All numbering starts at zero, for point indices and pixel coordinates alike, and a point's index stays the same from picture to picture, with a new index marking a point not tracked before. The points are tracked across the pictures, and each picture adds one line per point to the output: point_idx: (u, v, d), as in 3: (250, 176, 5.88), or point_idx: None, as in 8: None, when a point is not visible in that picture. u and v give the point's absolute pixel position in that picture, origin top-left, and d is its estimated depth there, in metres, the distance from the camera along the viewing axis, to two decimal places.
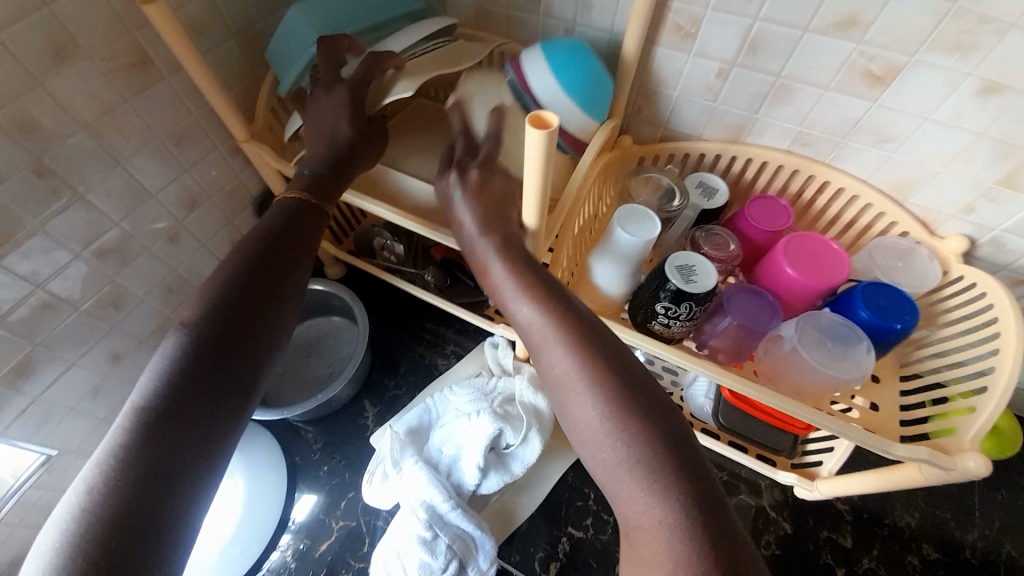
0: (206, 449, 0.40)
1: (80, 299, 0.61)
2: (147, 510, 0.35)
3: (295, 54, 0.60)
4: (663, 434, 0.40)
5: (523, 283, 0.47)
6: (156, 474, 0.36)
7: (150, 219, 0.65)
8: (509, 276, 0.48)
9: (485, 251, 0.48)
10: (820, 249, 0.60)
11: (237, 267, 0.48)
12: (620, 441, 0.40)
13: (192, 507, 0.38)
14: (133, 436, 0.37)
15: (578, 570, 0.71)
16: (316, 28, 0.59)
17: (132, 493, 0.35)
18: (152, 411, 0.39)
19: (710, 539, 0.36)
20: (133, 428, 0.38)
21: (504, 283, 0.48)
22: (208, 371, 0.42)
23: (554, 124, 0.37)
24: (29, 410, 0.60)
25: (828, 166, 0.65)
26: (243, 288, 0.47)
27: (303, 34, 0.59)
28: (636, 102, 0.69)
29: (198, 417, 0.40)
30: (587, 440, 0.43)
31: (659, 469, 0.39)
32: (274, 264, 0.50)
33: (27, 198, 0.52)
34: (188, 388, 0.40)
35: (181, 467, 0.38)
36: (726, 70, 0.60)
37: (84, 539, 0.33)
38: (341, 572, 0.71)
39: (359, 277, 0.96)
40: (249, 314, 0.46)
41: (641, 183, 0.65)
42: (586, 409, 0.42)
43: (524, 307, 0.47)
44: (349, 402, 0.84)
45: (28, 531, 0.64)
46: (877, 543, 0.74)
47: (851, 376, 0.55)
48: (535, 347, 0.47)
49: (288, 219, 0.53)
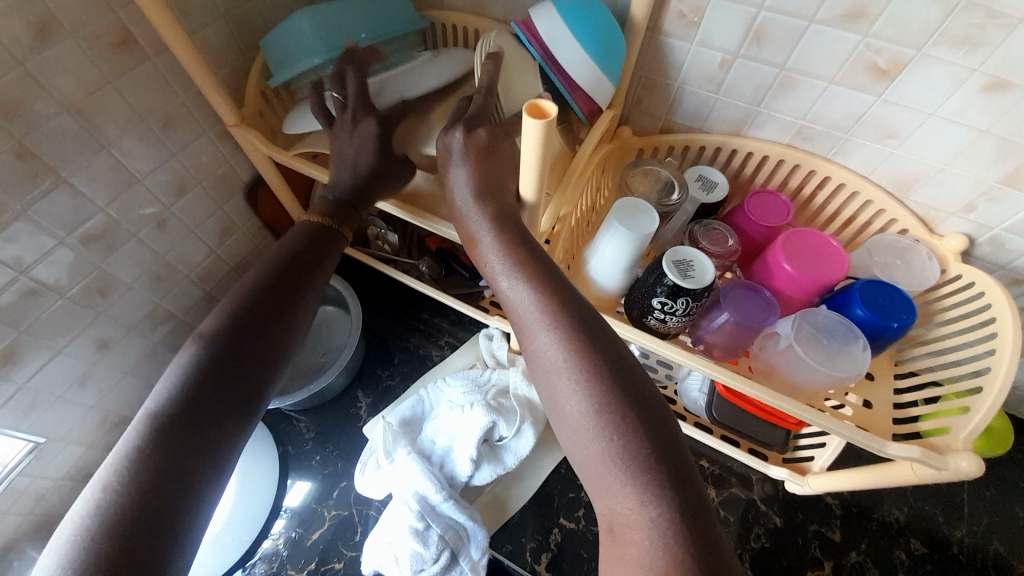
0: (219, 448, 0.41)
1: (65, 287, 0.59)
2: (161, 502, 0.36)
3: (298, 53, 0.58)
4: (651, 431, 0.41)
5: (517, 269, 0.46)
6: (166, 472, 0.37)
7: (138, 205, 0.63)
8: (506, 262, 0.46)
9: (480, 232, 0.47)
10: (819, 246, 0.59)
11: (257, 281, 0.50)
12: (607, 435, 0.40)
13: (200, 503, 0.38)
14: (149, 437, 0.39)
15: (569, 561, 0.71)
16: (320, 32, 0.57)
17: (145, 489, 0.36)
18: (168, 413, 0.40)
19: (690, 536, 0.37)
20: (151, 429, 0.39)
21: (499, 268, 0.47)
22: (226, 377, 0.44)
23: (552, 114, 0.36)
24: (14, 399, 0.59)
25: (830, 162, 0.64)
26: (261, 299, 0.49)
27: (305, 36, 0.57)
28: (637, 93, 0.68)
29: (212, 418, 0.42)
30: (573, 430, 0.42)
31: (644, 465, 0.39)
32: (293, 278, 0.52)
33: (7, 182, 0.50)
34: (205, 389, 0.42)
35: (189, 468, 0.39)
36: (729, 60, 0.59)
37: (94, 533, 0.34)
38: (333, 561, 0.71)
39: (353, 266, 0.95)
40: (264, 328, 0.48)
41: (640, 175, 0.64)
42: (573, 400, 0.42)
43: (519, 293, 0.46)
44: (341, 392, 0.83)
45: (15, 519, 0.63)
46: (865, 537, 0.75)
47: (845, 374, 0.54)
48: (524, 334, 0.46)
49: (313, 240, 0.55)
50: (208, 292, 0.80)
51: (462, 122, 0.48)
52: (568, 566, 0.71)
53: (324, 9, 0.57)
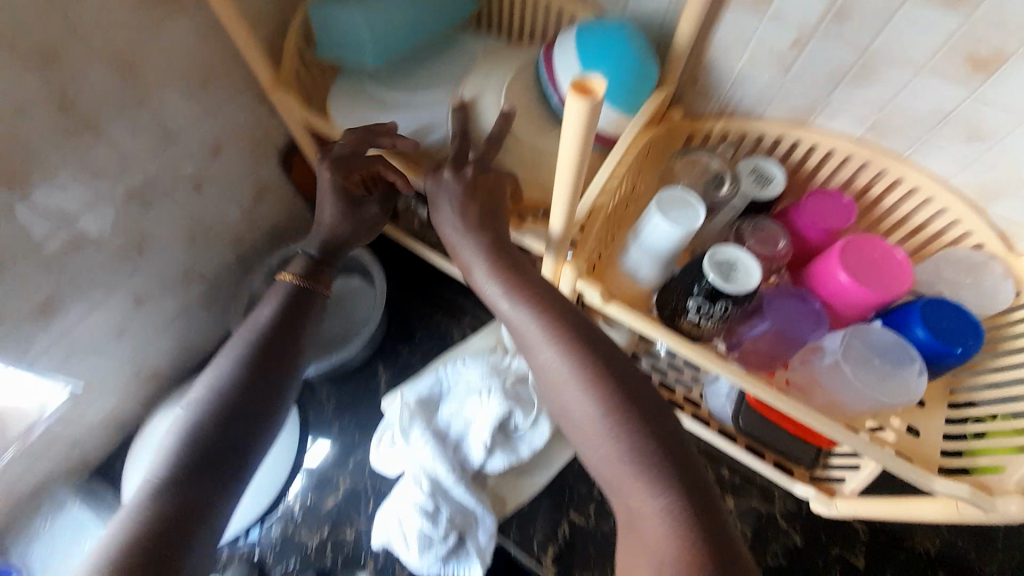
0: (233, 467, 0.47)
1: (103, 241, 0.60)
2: (192, 509, 0.43)
3: (350, 53, 0.60)
4: (650, 425, 0.42)
5: (505, 278, 0.49)
6: (190, 490, 0.43)
7: (174, 164, 0.63)
8: (492, 274, 0.49)
9: (469, 246, 0.50)
10: (881, 256, 0.54)
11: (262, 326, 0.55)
12: (608, 432, 0.42)
13: (220, 512, 0.45)
14: (174, 454, 0.45)
15: (575, 554, 0.71)
16: (373, 36, 0.58)
17: (176, 501, 0.42)
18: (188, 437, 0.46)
19: (702, 525, 0.39)
20: (175, 448, 0.45)
21: (487, 281, 0.49)
22: (237, 407, 0.49)
23: (600, 92, 0.33)
24: (55, 345, 0.61)
25: (904, 162, 0.57)
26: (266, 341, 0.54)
27: (359, 36, 0.59)
28: (693, 72, 0.62)
29: (227, 444, 0.47)
30: (578, 430, 0.44)
31: (646, 456, 0.41)
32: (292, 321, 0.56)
33: (50, 134, 0.51)
34: (218, 420, 0.48)
35: (210, 484, 0.45)
36: (802, 41, 0.53)
37: (135, 535, 0.40)
38: (345, 527, 0.73)
39: (381, 239, 0.94)
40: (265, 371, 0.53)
41: (687, 164, 0.60)
42: (573, 399, 0.44)
43: (509, 304, 0.48)
44: (362, 364, 0.84)
45: (56, 457, 0.67)
46: (890, 566, 0.71)
47: (891, 399, 0.51)
48: (522, 343, 0.48)
49: (305, 299, 0.59)
50: (240, 256, 0.81)
51: (450, 161, 0.51)
52: (574, 558, 0.71)
53: (383, 14, 0.58)
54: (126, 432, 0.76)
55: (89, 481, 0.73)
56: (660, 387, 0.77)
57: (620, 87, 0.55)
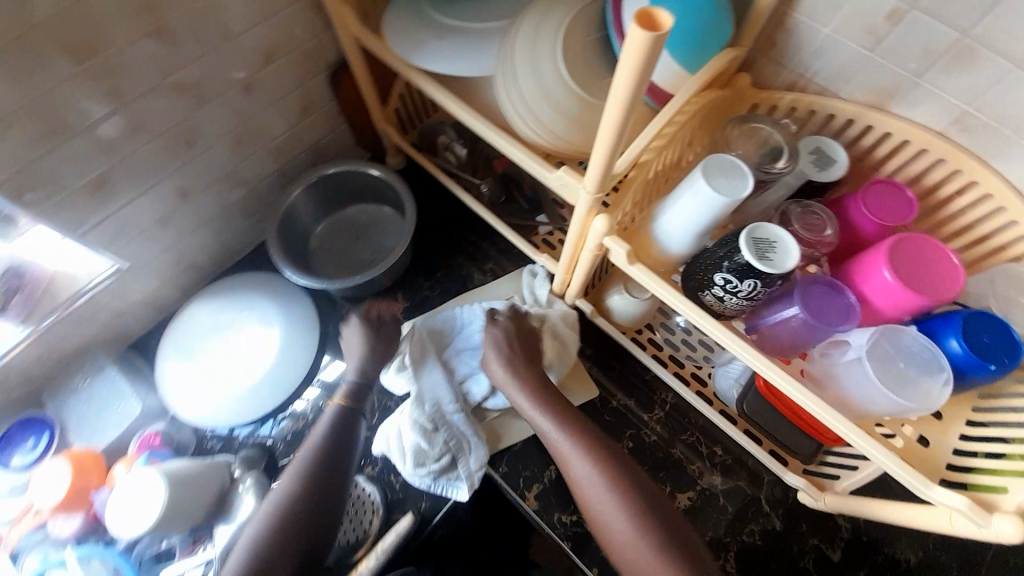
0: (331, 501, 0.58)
1: (155, 130, 0.62)
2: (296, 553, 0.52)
3: None
4: (658, 516, 0.54)
5: (544, 403, 0.64)
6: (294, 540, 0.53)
7: (226, 64, 0.64)
8: (533, 400, 0.65)
9: (511, 387, 0.66)
10: (933, 259, 0.51)
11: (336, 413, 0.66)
12: (629, 512, 0.53)
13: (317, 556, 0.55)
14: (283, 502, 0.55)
15: (558, 496, 0.74)
16: None
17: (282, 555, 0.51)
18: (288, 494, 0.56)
19: (678, 550, 0.51)
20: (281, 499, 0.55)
21: (527, 404, 0.65)
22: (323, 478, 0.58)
23: (666, 27, 0.31)
24: (105, 222, 0.65)
25: (983, 163, 0.52)
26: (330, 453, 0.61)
27: None
28: (772, 33, 0.57)
29: (321, 508, 0.56)
30: (601, 509, 0.55)
31: (657, 536, 0.52)
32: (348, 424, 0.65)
33: (112, 12, 0.51)
34: (310, 488, 0.57)
35: (313, 532, 0.54)
36: (901, 11, 0.48)
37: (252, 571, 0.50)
38: (348, 435, 0.76)
39: (417, 173, 0.93)
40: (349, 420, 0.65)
41: (744, 133, 0.56)
42: (603, 494, 0.55)
43: (546, 420, 0.63)
44: (383, 291, 0.86)
45: (99, 326, 0.73)
46: (864, 566, 0.72)
47: (911, 404, 0.49)
48: (557, 455, 0.61)
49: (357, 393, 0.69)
50: (280, 167, 0.83)
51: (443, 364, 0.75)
52: (557, 500, 0.74)
53: None
54: (161, 316, 0.81)
55: (125, 351, 0.78)
56: (670, 359, 0.77)
57: (683, 33, 0.48)
